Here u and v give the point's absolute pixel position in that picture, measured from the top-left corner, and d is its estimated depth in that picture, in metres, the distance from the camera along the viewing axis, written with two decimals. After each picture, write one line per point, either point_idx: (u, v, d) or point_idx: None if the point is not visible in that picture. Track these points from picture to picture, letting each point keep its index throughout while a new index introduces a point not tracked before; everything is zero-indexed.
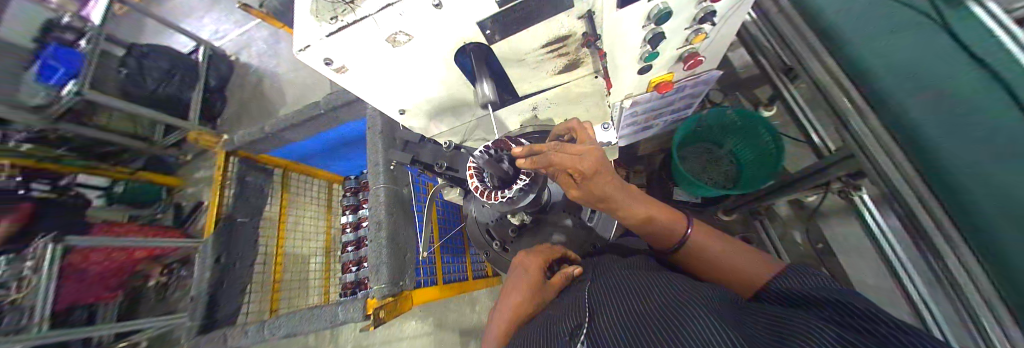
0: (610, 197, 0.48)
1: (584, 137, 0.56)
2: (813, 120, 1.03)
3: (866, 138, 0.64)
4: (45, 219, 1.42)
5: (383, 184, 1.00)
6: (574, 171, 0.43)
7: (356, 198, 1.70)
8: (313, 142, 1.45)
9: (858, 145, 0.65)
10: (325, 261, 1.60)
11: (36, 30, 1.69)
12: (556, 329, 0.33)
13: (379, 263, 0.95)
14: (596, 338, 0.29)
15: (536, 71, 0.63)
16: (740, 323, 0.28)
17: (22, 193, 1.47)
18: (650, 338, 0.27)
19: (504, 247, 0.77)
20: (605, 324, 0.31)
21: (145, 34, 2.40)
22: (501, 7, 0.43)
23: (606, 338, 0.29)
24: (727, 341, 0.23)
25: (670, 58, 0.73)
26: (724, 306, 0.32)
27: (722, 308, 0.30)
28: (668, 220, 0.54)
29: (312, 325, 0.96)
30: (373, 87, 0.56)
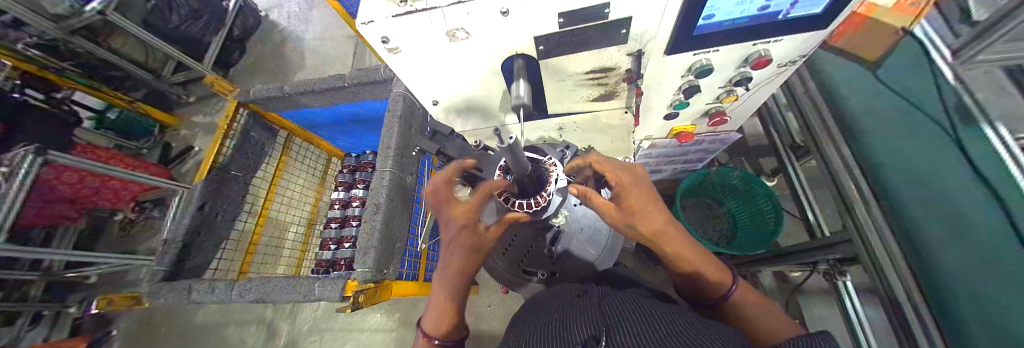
0: (661, 231, 0.46)
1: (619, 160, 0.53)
2: (812, 199, 1.07)
3: (864, 220, 0.67)
4: (26, 129, 1.37)
5: (389, 168, 0.99)
6: (614, 180, 0.49)
7: (352, 177, 1.68)
8: (326, 112, 1.44)
9: (858, 230, 0.68)
10: (305, 233, 1.56)
11: None
12: None
13: (368, 246, 0.92)
14: None
15: (572, 94, 0.65)
16: None
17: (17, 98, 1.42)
18: None
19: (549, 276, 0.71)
20: None
21: None
22: (561, 28, 0.45)
23: None
24: None
25: (697, 111, 0.75)
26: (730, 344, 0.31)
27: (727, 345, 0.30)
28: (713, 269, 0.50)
29: (284, 296, 0.93)
30: (417, 73, 0.57)
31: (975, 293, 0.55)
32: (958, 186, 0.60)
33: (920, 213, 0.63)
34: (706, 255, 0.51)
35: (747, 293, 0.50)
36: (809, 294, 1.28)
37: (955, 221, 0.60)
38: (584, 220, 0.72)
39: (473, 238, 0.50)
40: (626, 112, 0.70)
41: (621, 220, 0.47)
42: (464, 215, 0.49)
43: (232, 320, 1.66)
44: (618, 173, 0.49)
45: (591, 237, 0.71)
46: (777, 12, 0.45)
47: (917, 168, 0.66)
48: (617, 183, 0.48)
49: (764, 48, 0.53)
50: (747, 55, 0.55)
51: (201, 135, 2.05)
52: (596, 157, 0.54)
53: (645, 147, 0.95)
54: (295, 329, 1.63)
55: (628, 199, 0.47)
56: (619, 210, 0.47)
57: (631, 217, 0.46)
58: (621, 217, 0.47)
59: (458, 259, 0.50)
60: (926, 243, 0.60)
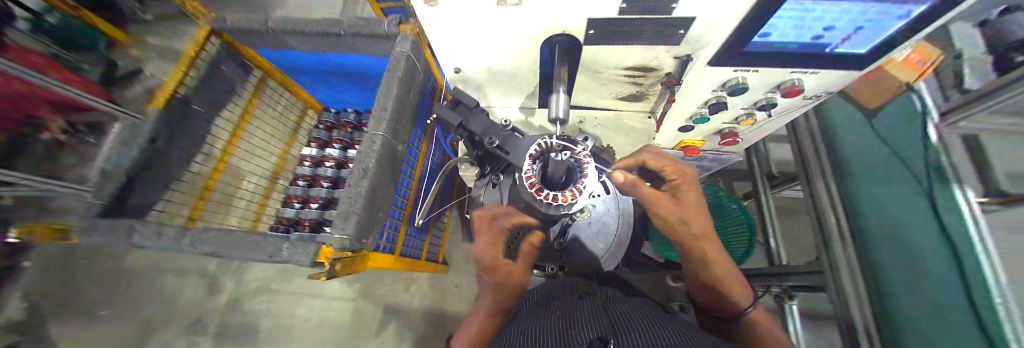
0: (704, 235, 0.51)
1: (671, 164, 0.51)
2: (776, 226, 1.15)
3: (839, 258, 0.75)
4: None
5: (383, 131, 0.88)
6: (672, 172, 0.51)
7: (327, 135, 1.58)
8: (311, 59, 1.28)
9: (831, 267, 0.76)
10: (267, 185, 1.45)
11: None
12: None
13: (349, 212, 0.81)
14: None
15: (601, 88, 0.62)
16: None
17: None
18: None
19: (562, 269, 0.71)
20: None
21: None
22: (619, 15, 0.42)
23: None
24: None
25: (712, 128, 0.76)
26: None
27: None
28: (737, 286, 0.52)
29: (243, 254, 0.81)
30: (445, 32, 0.50)
31: (925, 336, 0.64)
32: (924, 238, 0.67)
33: (885, 257, 0.70)
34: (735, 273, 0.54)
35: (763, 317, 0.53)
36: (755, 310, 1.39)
37: (916, 269, 0.67)
38: (595, 211, 0.67)
39: (499, 279, 0.52)
40: (649, 117, 0.71)
41: (675, 213, 0.50)
42: (491, 258, 0.52)
43: (170, 268, 1.48)
44: (678, 169, 0.52)
45: (602, 236, 0.66)
46: (827, 45, 0.47)
47: (897, 225, 0.71)
48: (675, 177, 0.51)
49: (800, 79, 0.53)
50: (780, 81, 0.55)
51: None
52: (648, 155, 0.52)
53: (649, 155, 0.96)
54: (243, 286, 1.51)
55: (682, 193, 0.51)
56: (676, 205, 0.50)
57: (686, 213, 0.50)
58: (675, 209, 0.50)
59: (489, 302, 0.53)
60: (887, 287, 0.69)
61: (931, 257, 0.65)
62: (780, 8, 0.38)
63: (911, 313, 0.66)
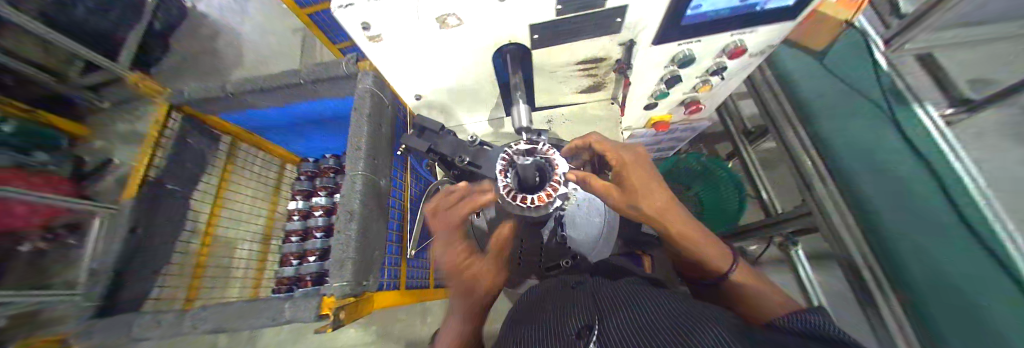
0: (660, 214, 0.48)
1: (607, 146, 0.55)
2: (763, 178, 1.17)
3: (824, 198, 0.75)
4: None
5: (361, 171, 0.87)
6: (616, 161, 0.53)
7: (311, 183, 1.50)
8: (277, 112, 1.24)
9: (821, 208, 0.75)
10: (262, 249, 1.38)
11: None
12: None
13: (344, 258, 0.79)
14: None
15: (560, 85, 0.64)
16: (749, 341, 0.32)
17: None
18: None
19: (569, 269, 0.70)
20: None
21: None
22: (557, 16, 0.44)
23: None
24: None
25: (675, 101, 0.78)
26: (727, 329, 0.34)
27: (723, 331, 0.33)
28: (718, 251, 0.52)
29: (246, 323, 0.78)
30: (396, 64, 0.52)
31: (927, 258, 0.70)
32: (909, 167, 0.72)
33: (875, 193, 0.77)
34: (712, 239, 0.54)
35: (748, 278, 0.53)
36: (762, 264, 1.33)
37: (911, 197, 0.72)
38: (582, 197, 0.72)
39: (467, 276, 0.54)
40: (611, 103, 0.72)
41: (624, 201, 0.48)
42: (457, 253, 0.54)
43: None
44: (620, 155, 0.53)
45: (593, 220, 0.71)
46: (755, 4, 0.48)
47: (875, 156, 0.79)
48: (617, 161, 0.53)
49: (740, 39, 0.56)
50: (723, 46, 0.58)
51: None
52: (595, 137, 0.59)
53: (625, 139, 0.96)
54: None
55: (628, 178, 0.50)
56: (622, 193, 0.49)
57: (635, 197, 0.48)
58: (624, 198, 0.48)
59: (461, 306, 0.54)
60: (880, 219, 0.75)
61: (921, 183, 0.69)
62: None
63: (910, 237, 0.72)
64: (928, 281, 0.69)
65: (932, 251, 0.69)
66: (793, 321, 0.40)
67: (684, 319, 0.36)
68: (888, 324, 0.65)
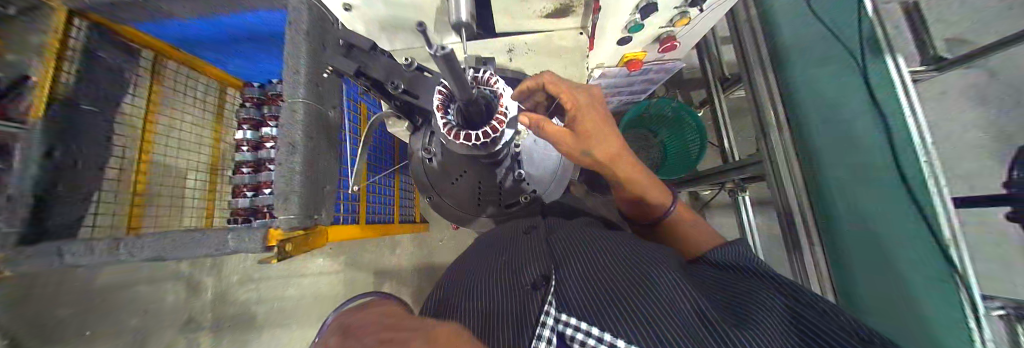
0: (610, 160, 0.53)
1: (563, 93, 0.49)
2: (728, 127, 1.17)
3: (777, 146, 0.80)
4: None
5: (302, 98, 0.75)
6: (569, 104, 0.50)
7: (259, 112, 1.39)
8: (204, 26, 1.08)
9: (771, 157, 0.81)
10: (209, 179, 1.38)
11: None
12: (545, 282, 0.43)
13: (289, 191, 0.73)
14: (584, 296, 0.40)
15: (523, 5, 0.55)
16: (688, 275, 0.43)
17: None
18: (628, 287, 0.40)
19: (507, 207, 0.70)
20: (588, 286, 0.41)
21: None
22: None
23: (594, 296, 0.39)
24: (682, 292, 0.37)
25: (649, 36, 0.72)
26: (674, 265, 0.44)
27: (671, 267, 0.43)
28: (658, 193, 0.62)
29: (190, 253, 0.75)
30: None
31: (859, 209, 0.72)
32: (862, 118, 0.69)
33: (826, 145, 0.77)
34: (654, 181, 0.62)
35: (683, 216, 0.64)
36: None
37: (856, 148, 0.71)
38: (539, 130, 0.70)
39: None
40: (581, 33, 0.68)
41: (579, 146, 0.51)
42: None
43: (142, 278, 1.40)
44: (577, 97, 0.51)
45: (549, 160, 0.71)
46: None
47: (837, 112, 0.75)
48: (570, 102, 0.50)
49: None
50: None
51: None
52: (547, 77, 0.52)
53: (595, 77, 0.89)
54: (224, 281, 1.51)
55: (582, 123, 0.50)
56: (576, 139, 0.50)
57: (587, 142, 0.50)
58: (578, 144, 0.50)
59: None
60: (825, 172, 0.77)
61: (869, 136, 0.68)
62: None
63: (845, 189, 0.74)
64: (856, 230, 0.73)
65: (869, 211, 0.70)
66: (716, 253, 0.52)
67: (639, 278, 0.41)
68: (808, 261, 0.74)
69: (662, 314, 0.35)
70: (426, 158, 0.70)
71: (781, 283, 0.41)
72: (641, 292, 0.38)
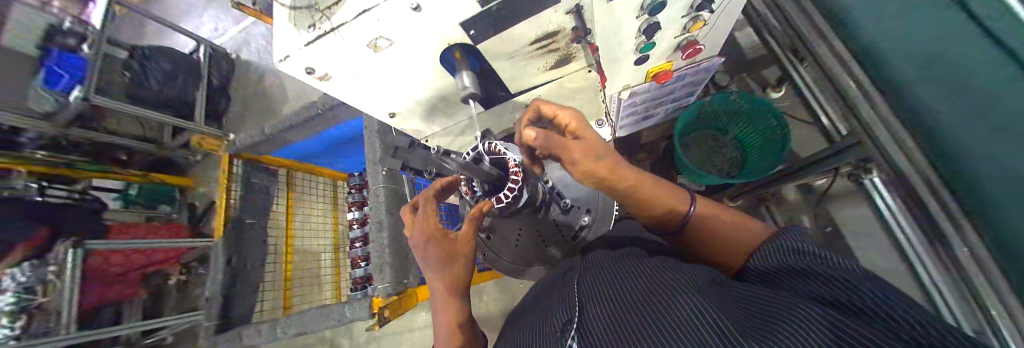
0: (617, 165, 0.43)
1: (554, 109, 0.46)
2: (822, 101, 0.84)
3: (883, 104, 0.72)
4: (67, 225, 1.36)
5: (383, 184, 0.94)
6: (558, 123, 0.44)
7: (361, 195, 1.62)
8: (315, 141, 1.39)
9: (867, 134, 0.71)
10: (335, 258, 1.60)
11: (39, 35, 1.51)
12: (548, 328, 0.35)
13: (382, 262, 0.91)
14: (586, 336, 0.31)
15: (526, 68, 0.60)
16: (727, 302, 0.29)
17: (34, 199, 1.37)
18: (638, 326, 0.29)
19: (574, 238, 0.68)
20: (594, 324, 0.32)
21: (145, 35, 2.10)
22: (483, 7, 0.42)
23: (596, 337, 0.30)
24: (706, 326, 0.25)
25: (668, 47, 0.68)
26: (707, 290, 0.31)
27: (701, 293, 0.30)
28: (676, 195, 0.50)
29: (323, 323, 0.98)
30: (358, 93, 0.57)
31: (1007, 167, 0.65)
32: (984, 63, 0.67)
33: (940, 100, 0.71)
34: (666, 185, 0.51)
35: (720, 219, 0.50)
36: (836, 199, 1.05)
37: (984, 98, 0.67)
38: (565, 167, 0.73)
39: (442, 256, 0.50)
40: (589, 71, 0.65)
41: (587, 155, 0.41)
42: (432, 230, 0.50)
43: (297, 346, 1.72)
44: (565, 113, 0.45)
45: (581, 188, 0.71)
46: None
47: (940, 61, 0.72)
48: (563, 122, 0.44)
49: None
50: None
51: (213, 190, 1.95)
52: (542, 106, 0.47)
53: (625, 98, 0.89)
54: (356, 339, 1.66)
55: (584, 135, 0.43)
56: (578, 147, 0.42)
57: (592, 150, 0.42)
58: (583, 152, 0.41)
59: (440, 275, 0.51)
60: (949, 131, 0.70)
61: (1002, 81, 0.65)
62: None
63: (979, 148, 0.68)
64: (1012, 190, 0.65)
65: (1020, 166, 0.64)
66: (776, 260, 0.36)
67: (641, 299, 0.32)
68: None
69: (637, 342, 0.27)
70: (483, 236, 0.71)
71: (872, 292, 0.25)
72: (632, 316, 0.30)
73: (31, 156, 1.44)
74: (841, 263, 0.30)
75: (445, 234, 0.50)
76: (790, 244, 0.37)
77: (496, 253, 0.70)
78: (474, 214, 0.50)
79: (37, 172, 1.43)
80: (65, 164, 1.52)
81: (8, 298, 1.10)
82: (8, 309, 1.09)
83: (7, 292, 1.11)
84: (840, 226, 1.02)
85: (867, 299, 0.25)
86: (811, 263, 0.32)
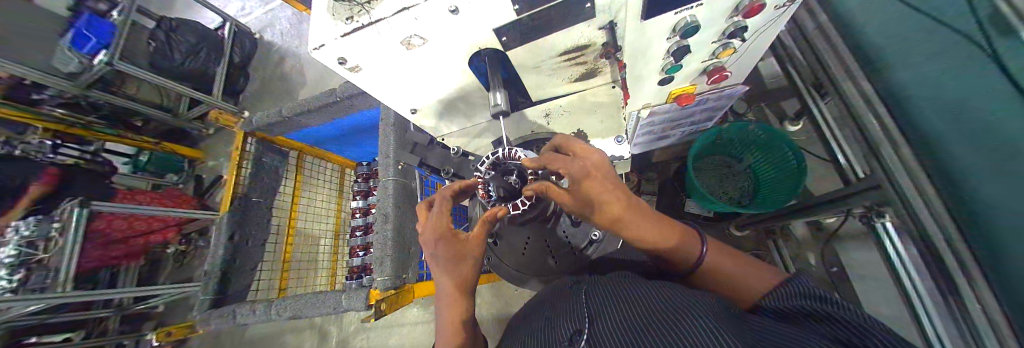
0: (620, 218, 0.42)
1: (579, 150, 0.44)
2: (839, 135, 0.82)
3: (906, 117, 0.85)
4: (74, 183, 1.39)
5: (392, 176, 0.95)
6: (565, 173, 0.43)
7: (367, 184, 1.62)
8: (328, 127, 1.41)
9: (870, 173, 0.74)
10: (334, 244, 1.61)
11: None
12: (557, 337, 0.35)
13: (383, 255, 0.91)
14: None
15: (551, 78, 0.60)
16: (745, 332, 0.28)
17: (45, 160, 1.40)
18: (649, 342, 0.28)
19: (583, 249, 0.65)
20: (606, 338, 0.31)
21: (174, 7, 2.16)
22: (520, 14, 0.42)
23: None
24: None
25: (693, 71, 0.68)
26: (723, 317, 0.30)
27: (717, 318, 0.29)
28: (688, 243, 0.46)
29: (317, 309, 0.98)
30: (384, 87, 0.58)
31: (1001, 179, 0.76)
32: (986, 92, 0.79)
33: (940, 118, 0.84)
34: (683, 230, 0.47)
35: (720, 253, 0.48)
36: (845, 240, 1.03)
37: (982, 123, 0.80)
38: None
39: (451, 255, 0.50)
40: (614, 86, 0.65)
41: (580, 206, 0.43)
42: (444, 229, 0.49)
43: (286, 328, 1.72)
44: (590, 155, 0.43)
45: None
46: None
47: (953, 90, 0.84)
48: (567, 174, 0.42)
49: None
50: (736, 3, 0.48)
51: (223, 164, 1.97)
52: (563, 139, 0.49)
53: (644, 117, 0.88)
54: (344, 328, 1.65)
55: (585, 189, 0.41)
56: (572, 198, 0.44)
57: (590, 206, 0.42)
58: (578, 204, 0.43)
59: (445, 273, 0.51)
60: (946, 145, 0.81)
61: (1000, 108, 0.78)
62: None
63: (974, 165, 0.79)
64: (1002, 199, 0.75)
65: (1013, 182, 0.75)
66: (791, 300, 0.34)
67: (654, 315, 0.32)
68: (970, 314, 0.54)
69: None
70: (489, 241, 0.70)
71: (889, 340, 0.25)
72: (644, 329, 0.30)
73: (45, 112, 1.48)
74: (849, 308, 0.30)
75: (456, 233, 0.50)
76: (797, 286, 0.37)
77: (501, 260, 0.69)
78: (486, 217, 0.50)
79: (52, 129, 1.49)
80: (78, 122, 1.56)
81: (9, 251, 1.11)
82: (9, 263, 1.10)
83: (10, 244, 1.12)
84: (847, 267, 1.00)
85: (882, 342, 0.25)
86: (819, 305, 0.32)
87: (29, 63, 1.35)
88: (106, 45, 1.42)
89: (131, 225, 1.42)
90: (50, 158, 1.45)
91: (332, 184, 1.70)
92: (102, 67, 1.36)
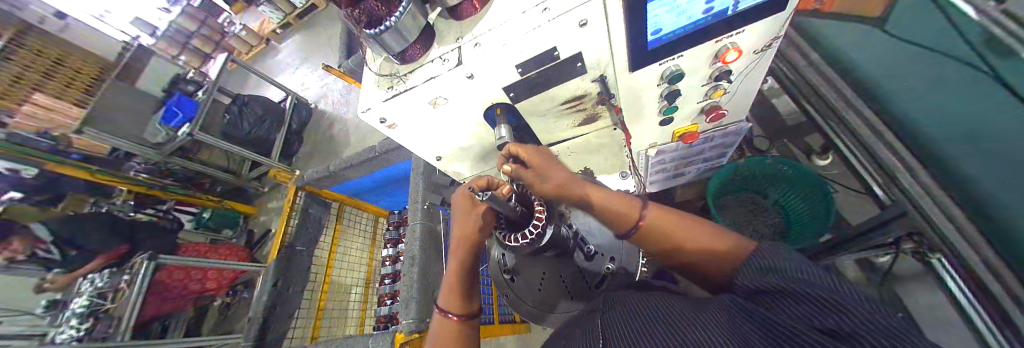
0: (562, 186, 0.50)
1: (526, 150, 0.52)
2: (869, 165, 0.79)
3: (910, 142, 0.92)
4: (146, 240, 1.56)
5: (419, 219, 1.02)
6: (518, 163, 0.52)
7: (397, 232, 1.72)
8: (366, 179, 1.57)
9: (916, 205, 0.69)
10: (364, 293, 1.66)
11: (165, 83, 1.88)
12: None
13: (409, 297, 0.94)
14: None
15: (556, 124, 0.69)
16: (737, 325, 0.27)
17: (121, 217, 1.68)
18: None
19: (596, 284, 0.66)
20: None
21: (250, 88, 2.68)
22: (521, 75, 0.51)
23: None
24: None
25: (691, 111, 0.73)
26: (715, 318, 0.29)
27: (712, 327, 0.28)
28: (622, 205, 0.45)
29: None
30: (415, 139, 0.69)
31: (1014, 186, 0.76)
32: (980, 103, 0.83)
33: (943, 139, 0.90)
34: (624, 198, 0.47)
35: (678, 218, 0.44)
36: None
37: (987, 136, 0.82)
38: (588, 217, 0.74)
39: (467, 208, 0.56)
40: (614, 129, 0.72)
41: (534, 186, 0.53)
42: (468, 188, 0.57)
43: None
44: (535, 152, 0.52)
45: (604, 237, 0.71)
46: (725, 10, 0.46)
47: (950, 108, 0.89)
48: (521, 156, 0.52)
49: (731, 42, 0.52)
50: (714, 51, 0.54)
51: (272, 218, 2.18)
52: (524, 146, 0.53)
53: (653, 156, 0.92)
54: None
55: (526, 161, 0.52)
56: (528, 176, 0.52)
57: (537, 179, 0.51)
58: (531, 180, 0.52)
59: (461, 225, 0.56)
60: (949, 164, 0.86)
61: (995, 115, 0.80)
62: (646, 7, 0.42)
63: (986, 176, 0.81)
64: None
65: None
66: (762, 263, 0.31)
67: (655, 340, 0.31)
68: None
69: None
70: (506, 277, 0.71)
71: (865, 309, 0.21)
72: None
73: (133, 177, 1.83)
74: (827, 276, 0.26)
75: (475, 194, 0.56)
76: (772, 248, 0.33)
77: (518, 298, 0.68)
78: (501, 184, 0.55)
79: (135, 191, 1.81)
80: (156, 185, 1.89)
81: (79, 302, 1.19)
82: (79, 313, 1.17)
83: (83, 296, 1.21)
84: None
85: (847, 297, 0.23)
86: (788, 268, 0.29)
87: (125, 136, 1.68)
88: (191, 118, 1.77)
89: (189, 274, 1.58)
90: (129, 215, 1.77)
91: (365, 232, 1.82)
92: (185, 138, 1.68)
